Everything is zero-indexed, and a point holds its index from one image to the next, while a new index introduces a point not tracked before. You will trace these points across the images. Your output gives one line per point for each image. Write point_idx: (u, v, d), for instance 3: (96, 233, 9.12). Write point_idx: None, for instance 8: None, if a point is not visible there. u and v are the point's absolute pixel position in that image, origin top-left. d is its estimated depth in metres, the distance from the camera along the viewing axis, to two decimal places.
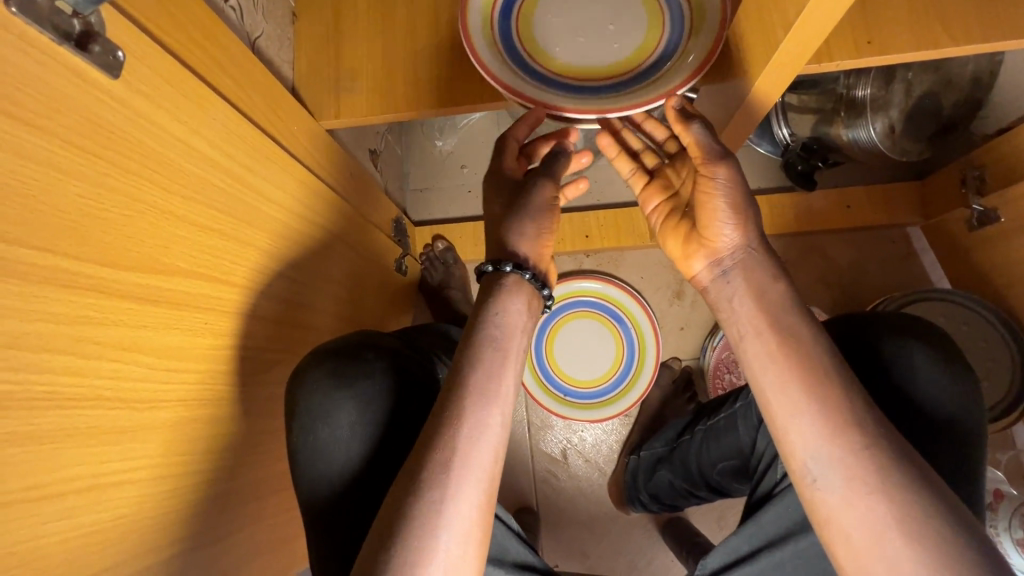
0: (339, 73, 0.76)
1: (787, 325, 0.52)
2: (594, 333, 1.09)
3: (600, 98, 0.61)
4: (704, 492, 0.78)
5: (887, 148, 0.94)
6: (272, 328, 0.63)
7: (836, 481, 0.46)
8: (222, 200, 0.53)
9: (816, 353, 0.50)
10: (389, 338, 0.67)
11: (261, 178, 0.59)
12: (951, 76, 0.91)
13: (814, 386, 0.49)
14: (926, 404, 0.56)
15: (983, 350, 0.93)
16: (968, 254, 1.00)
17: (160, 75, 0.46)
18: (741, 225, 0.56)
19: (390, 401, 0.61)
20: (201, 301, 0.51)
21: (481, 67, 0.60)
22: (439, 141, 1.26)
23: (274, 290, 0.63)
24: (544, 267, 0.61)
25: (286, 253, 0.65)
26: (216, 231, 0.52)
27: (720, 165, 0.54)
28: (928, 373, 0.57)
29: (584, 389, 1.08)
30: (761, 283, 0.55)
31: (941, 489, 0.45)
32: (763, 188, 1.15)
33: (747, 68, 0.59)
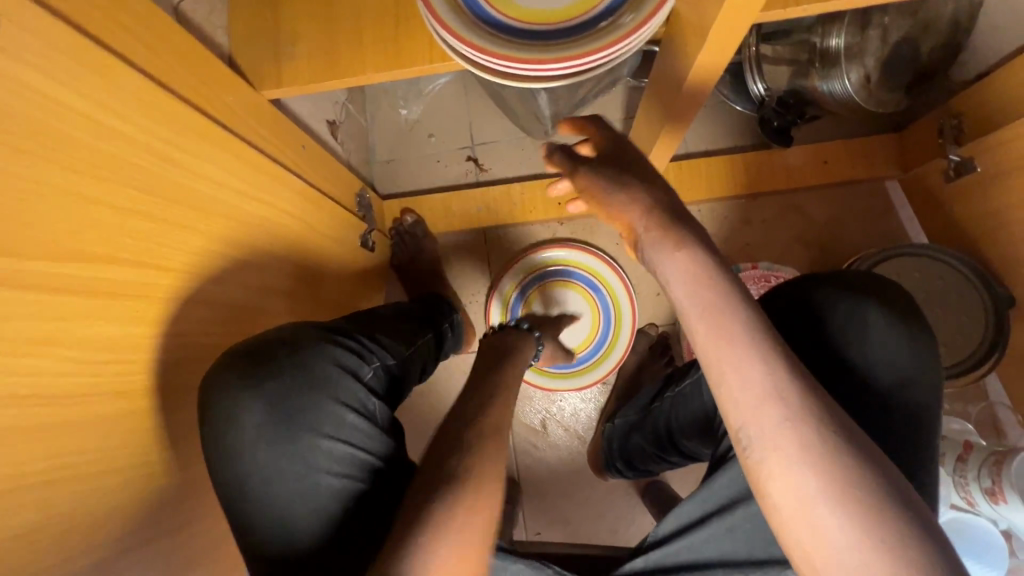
0: (277, 36, 0.70)
1: (713, 296, 0.49)
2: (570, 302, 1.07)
3: (554, 44, 0.57)
4: (673, 457, 0.78)
5: (862, 100, 0.91)
6: (224, 314, 0.61)
7: (767, 449, 0.45)
8: (146, 179, 0.49)
9: (749, 322, 0.48)
10: (313, 330, 0.62)
11: (194, 156, 0.56)
12: (928, 20, 0.87)
13: (740, 357, 0.47)
14: (880, 370, 0.55)
15: (955, 304, 0.93)
16: (945, 207, 0.98)
17: (49, 43, 0.41)
18: (635, 196, 0.55)
19: (299, 403, 0.57)
20: (133, 287, 0.48)
21: (431, 15, 0.57)
22: (405, 109, 1.20)
23: (223, 274, 0.60)
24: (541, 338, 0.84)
25: (236, 234, 0.62)
26: (143, 214, 0.49)
27: (578, 175, 0.59)
28: (880, 342, 0.55)
29: (560, 358, 1.07)
30: (685, 255, 0.51)
31: (872, 457, 0.45)
32: (738, 146, 1.12)
33: (703, 16, 0.55)
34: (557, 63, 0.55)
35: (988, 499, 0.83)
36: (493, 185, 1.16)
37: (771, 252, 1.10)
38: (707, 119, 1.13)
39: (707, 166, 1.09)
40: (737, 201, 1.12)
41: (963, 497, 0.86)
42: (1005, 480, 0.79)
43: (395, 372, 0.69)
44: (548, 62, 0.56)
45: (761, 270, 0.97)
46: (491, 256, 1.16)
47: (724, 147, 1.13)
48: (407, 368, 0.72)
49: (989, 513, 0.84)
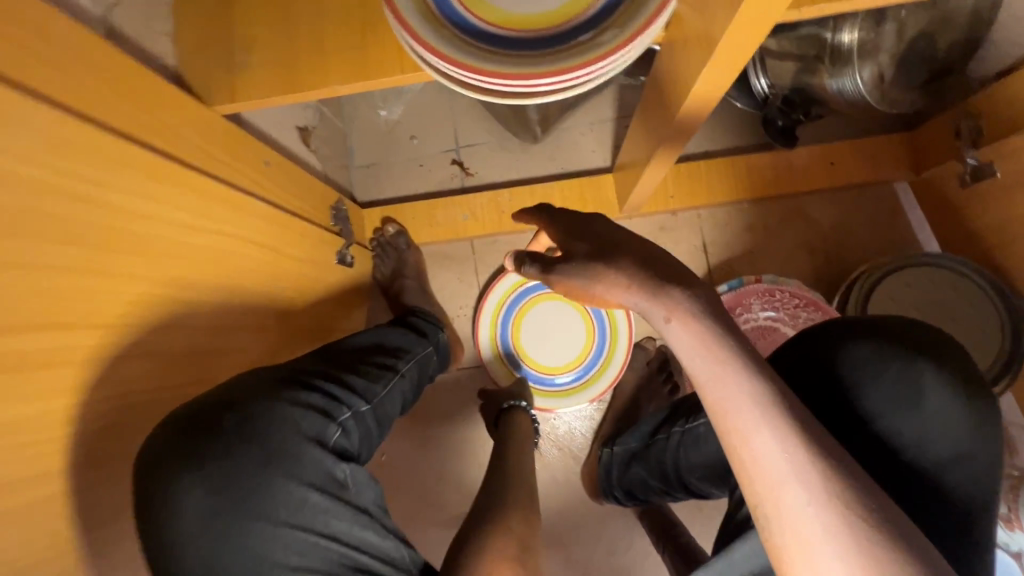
0: (229, 44, 0.62)
1: (720, 372, 0.47)
2: (564, 316, 1.02)
3: (539, 56, 0.50)
4: (679, 493, 0.75)
5: (873, 100, 0.85)
6: (174, 365, 0.55)
7: (788, 533, 0.43)
8: (65, 226, 0.42)
9: (760, 396, 0.47)
10: (264, 393, 0.56)
11: (129, 191, 0.48)
12: (948, 13, 0.79)
13: (750, 428, 0.46)
14: (933, 436, 0.51)
15: (971, 317, 0.88)
16: (960, 213, 0.93)
17: None
18: (613, 279, 0.51)
19: (250, 484, 0.51)
20: (59, 354, 0.42)
21: (397, 22, 0.50)
22: (384, 110, 1.13)
23: (173, 320, 0.54)
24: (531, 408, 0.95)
25: (189, 274, 0.55)
26: (66, 268, 0.42)
27: (552, 274, 0.54)
28: (933, 406, 0.52)
29: (553, 376, 1.01)
30: (679, 330, 0.48)
31: (905, 537, 0.42)
32: (740, 146, 1.06)
33: (710, 24, 0.48)
34: (542, 78, 0.48)
35: (1004, 526, 0.79)
36: (480, 191, 1.09)
37: (775, 260, 1.04)
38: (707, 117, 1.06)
39: (706, 169, 1.02)
40: (740, 205, 1.05)
41: None
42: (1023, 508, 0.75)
43: (364, 422, 0.64)
44: (533, 76, 0.49)
45: (765, 284, 0.91)
46: (479, 268, 1.09)
47: (725, 148, 1.06)
48: (381, 411, 0.68)
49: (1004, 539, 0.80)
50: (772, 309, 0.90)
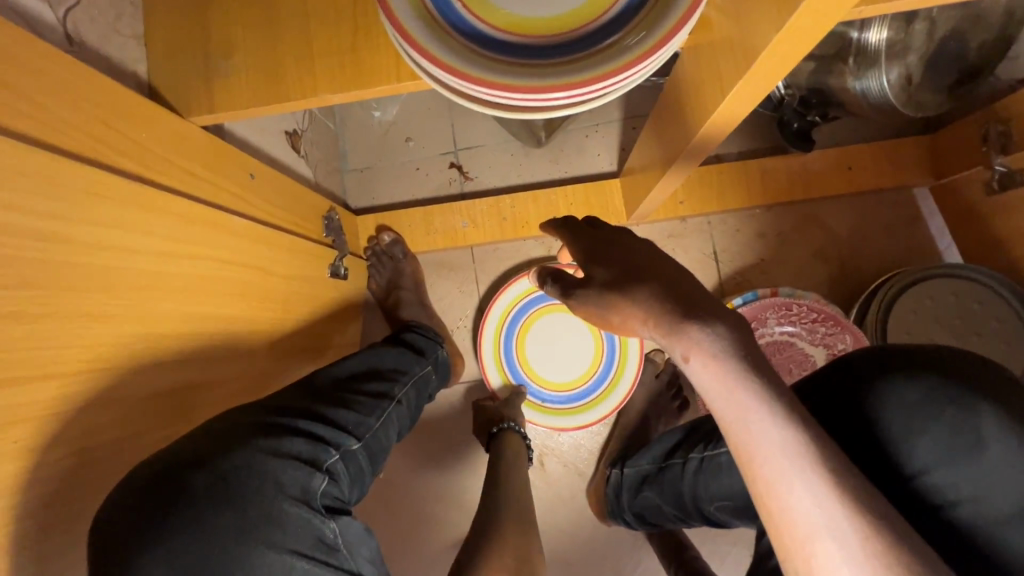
0: (207, 50, 0.56)
1: (742, 411, 0.38)
2: (572, 330, 0.97)
3: (551, 65, 0.45)
4: (695, 521, 0.72)
5: (900, 104, 0.81)
6: (148, 408, 0.50)
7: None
8: (18, 267, 0.37)
9: (811, 449, 0.36)
10: (240, 444, 0.52)
11: (93, 220, 0.43)
12: (981, 11, 0.73)
13: (778, 474, 0.36)
14: (987, 486, 0.47)
15: (996, 332, 0.84)
16: (985, 222, 0.88)
17: None
18: (632, 306, 0.43)
19: (218, 555, 0.46)
20: (13, 413, 0.37)
21: (393, 26, 0.44)
22: (379, 112, 1.07)
23: (146, 360, 0.49)
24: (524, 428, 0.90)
25: (164, 308, 0.50)
26: (15, 317, 0.37)
27: (569, 296, 0.49)
28: (988, 455, 0.48)
29: (560, 393, 0.97)
30: (697, 368, 0.39)
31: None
32: (752, 150, 1.01)
33: (744, 33, 0.43)
34: (558, 90, 0.43)
35: None
36: (480, 196, 1.04)
37: (788, 268, 1.00)
38: None
39: (720, 171, 0.97)
40: (751, 211, 1.01)
41: None
42: None
43: (355, 462, 0.60)
44: (547, 87, 0.43)
45: (781, 298, 0.86)
46: (479, 278, 1.04)
47: (737, 151, 1.01)
48: (375, 446, 0.64)
49: None
50: (788, 324, 0.86)
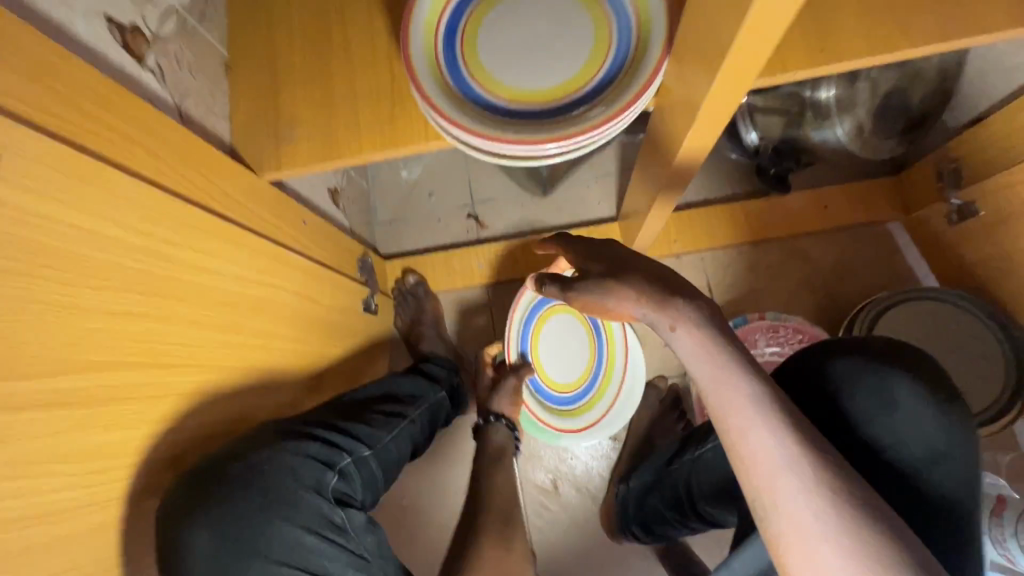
0: (277, 123, 0.71)
1: (717, 370, 0.51)
2: (575, 337, 1.03)
3: (545, 125, 0.58)
4: (695, 522, 0.79)
5: (857, 147, 0.94)
6: (217, 404, 0.60)
7: (786, 525, 0.46)
8: (145, 280, 0.49)
9: (765, 399, 0.50)
10: (265, 444, 0.60)
11: (193, 248, 0.56)
12: (918, 70, 0.87)
13: (744, 423, 0.49)
14: (906, 443, 0.55)
15: (972, 347, 0.91)
16: (953, 248, 0.97)
17: (49, 165, 0.41)
18: (622, 293, 0.55)
19: (248, 530, 0.55)
20: (130, 391, 0.48)
21: (424, 100, 0.58)
22: (405, 172, 1.23)
23: (219, 361, 0.59)
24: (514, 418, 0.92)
25: (234, 320, 0.62)
26: (140, 314, 0.48)
27: (569, 287, 0.59)
28: (905, 417, 0.56)
29: (555, 392, 1.03)
30: (680, 336, 0.53)
31: (896, 527, 0.44)
32: (736, 194, 1.13)
33: (689, 93, 0.55)
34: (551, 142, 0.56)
35: None
36: (494, 240, 1.17)
37: (779, 298, 1.09)
38: (704, 169, 1.13)
39: (706, 215, 1.10)
40: (739, 247, 1.10)
41: (1001, 553, 0.83)
42: None
43: (366, 468, 0.67)
44: (541, 139, 0.57)
45: (768, 321, 0.95)
46: (495, 311, 1.14)
47: (723, 194, 1.13)
48: (386, 457, 0.71)
49: None
50: (776, 345, 0.94)
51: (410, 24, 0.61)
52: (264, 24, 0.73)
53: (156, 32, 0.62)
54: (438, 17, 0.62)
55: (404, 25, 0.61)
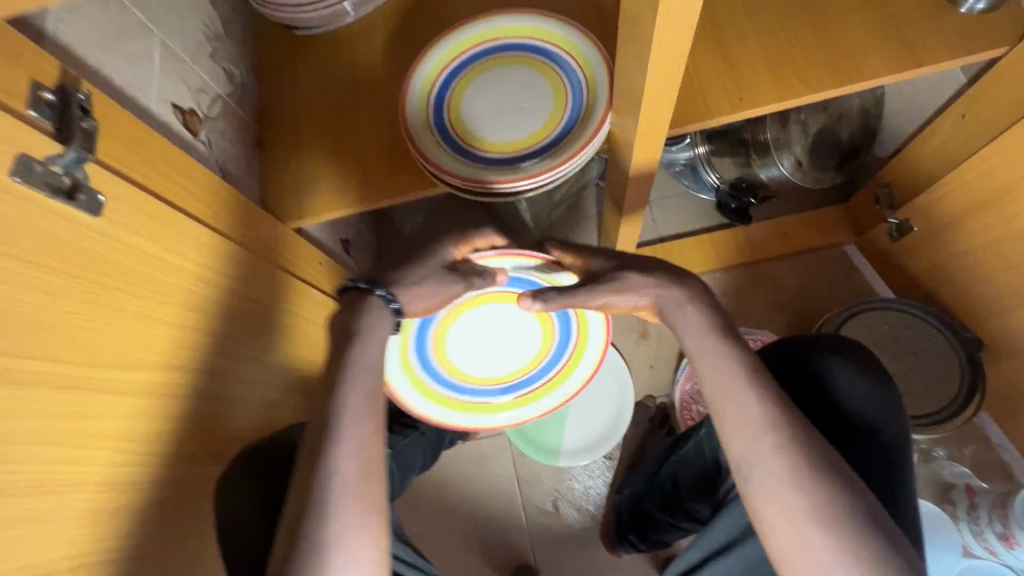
0: (301, 180, 0.86)
1: (710, 347, 0.62)
2: (518, 344, 0.79)
3: (517, 168, 0.75)
4: (685, 523, 0.85)
5: (799, 180, 1.04)
6: (238, 413, 0.69)
7: (764, 474, 0.56)
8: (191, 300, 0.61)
9: (748, 372, 0.60)
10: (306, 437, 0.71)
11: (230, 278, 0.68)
12: (840, 112, 1.04)
13: (734, 395, 0.59)
14: (852, 415, 0.67)
15: (930, 351, 0.99)
16: (900, 262, 1.08)
17: (131, 207, 0.54)
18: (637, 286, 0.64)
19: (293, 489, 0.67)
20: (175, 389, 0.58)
21: (423, 157, 0.74)
22: (409, 224, 1.38)
23: (237, 374, 0.69)
24: (406, 297, 0.63)
25: (254, 337, 0.72)
26: (188, 326, 0.60)
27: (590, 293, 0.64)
28: (847, 394, 0.68)
29: (445, 375, 0.78)
30: (678, 312, 0.64)
31: (850, 480, 0.55)
32: (705, 228, 1.24)
33: (627, 133, 0.69)
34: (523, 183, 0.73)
35: (1005, 543, 0.89)
36: None
37: (752, 318, 1.18)
38: (675, 207, 1.26)
39: (679, 247, 1.21)
40: (712, 275, 1.21)
41: (984, 546, 0.92)
42: (1014, 520, 0.87)
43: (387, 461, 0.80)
44: (516, 180, 0.73)
45: None
46: None
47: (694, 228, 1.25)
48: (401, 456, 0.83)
49: (1011, 558, 0.89)
50: None
51: (408, 94, 0.77)
52: (287, 101, 0.89)
53: (208, 114, 0.77)
54: (429, 88, 0.78)
55: (403, 96, 0.77)
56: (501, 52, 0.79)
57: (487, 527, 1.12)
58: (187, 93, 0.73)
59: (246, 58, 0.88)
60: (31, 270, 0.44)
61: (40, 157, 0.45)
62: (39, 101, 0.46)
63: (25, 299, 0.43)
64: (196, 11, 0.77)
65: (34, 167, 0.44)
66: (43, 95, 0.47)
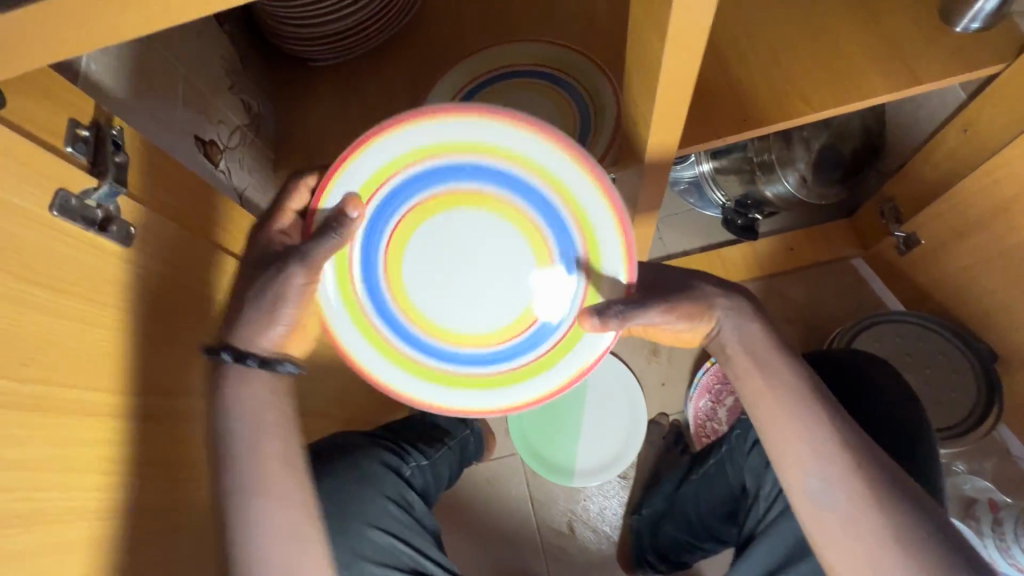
0: None
1: (754, 368, 0.63)
2: (508, 270, 0.60)
3: None
4: (706, 543, 0.85)
5: (804, 196, 1.06)
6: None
7: (832, 498, 0.57)
8: None
9: (802, 392, 0.61)
10: (358, 445, 0.80)
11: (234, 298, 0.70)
12: (843, 130, 1.06)
13: (792, 413, 0.60)
14: (894, 416, 0.74)
15: (943, 363, 0.99)
16: (909, 276, 1.08)
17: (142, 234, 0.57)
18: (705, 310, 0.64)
19: (345, 495, 0.74)
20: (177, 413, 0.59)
21: None
22: None
23: None
24: (279, 346, 0.59)
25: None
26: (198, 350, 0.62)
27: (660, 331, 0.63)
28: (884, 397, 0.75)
29: (410, 318, 0.60)
30: (720, 332, 0.65)
31: (912, 499, 0.56)
32: (711, 244, 1.25)
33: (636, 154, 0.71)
34: None
35: None
36: None
37: None
38: (680, 224, 1.27)
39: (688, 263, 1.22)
40: None
41: (1012, 564, 0.89)
42: None
43: (427, 470, 0.85)
44: None
45: None
46: None
47: (700, 244, 1.26)
48: (438, 467, 0.87)
49: None
50: None
51: None
52: (302, 127, 0.91)
53: (229, 145, 0.80)
54: None
55: None
56: (513, 79, 0.83)
57: (500, 549, 1.11)
58: (209, 125, 0.76)
59: (262, 89, 0.91)
60: (53, 298, 0.46)
61: (75, 192, 0.48)
62: (77, 139, 0.49)
63: (48, 328, 0.45)
64: (219, 44, 0.79)
65: (71, 202, 0.47)
66: (80, 132, 0.50)
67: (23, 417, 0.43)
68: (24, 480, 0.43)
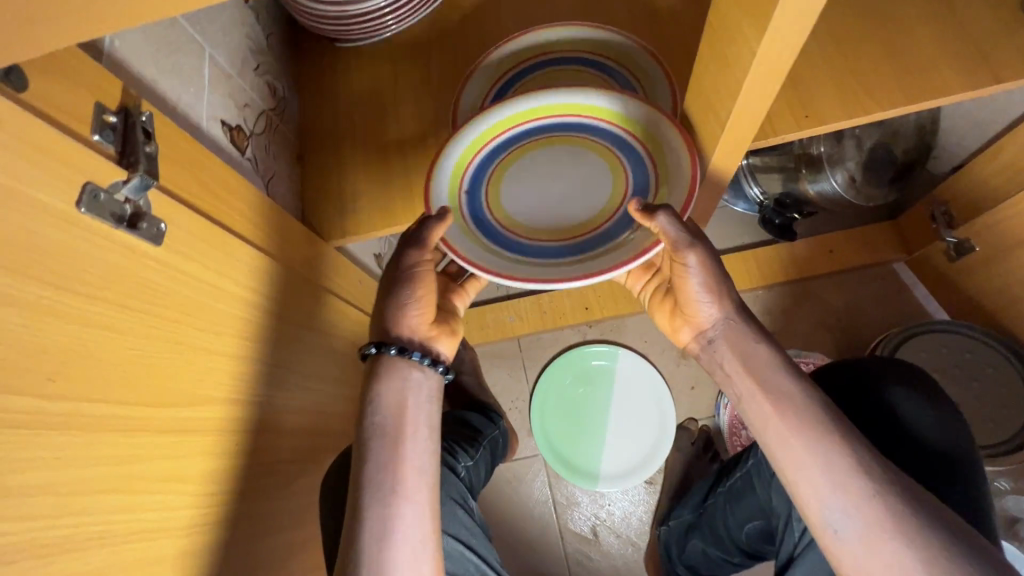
0: (344, 196, 0.83)
1: (758, 384, 0.59)
2: (586, 192, 0.64)
3: None
4: (739, 558, 0.83)
5: (851, 197, 1.01)
6: (275, 440, 0.67)
7: (854, 528, 0.52)
8: (230, 324, 0.59)
9: (807, 413, 0.57)
10: None
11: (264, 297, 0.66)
12: (895, 128, 1.00)
13: (804, 435, 0.56)
14: (929, 436, 0.69)
15: (991, 376, 0.95)
16: (958, 283, 1.04)
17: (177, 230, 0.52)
18: (719, 302, 0.62)
19: None
20: (212, 423, 0.55)
21: None
22: None
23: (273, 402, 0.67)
24: (427, 336, 0.62)
25: (282, 364, 0.70)
26: (227, 355, 0.58)
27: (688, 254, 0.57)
28: (915, 413, 0.70)
29: (498, 225, 0.63)
30: (719, 346, 0.62)
31: (948, 527, 0.51)
32: (747, 244, 1.19)
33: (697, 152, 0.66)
34: None
35: None
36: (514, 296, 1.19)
37: (797, 340, 1.14)
38: (714, 221, 1.21)
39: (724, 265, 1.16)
40: (755, 292, 1.17)
41: None
42: None
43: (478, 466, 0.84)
44: None
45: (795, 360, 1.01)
46: (526, 363, 1.16)
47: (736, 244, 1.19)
48: (481, 468, 0.85)
49: None
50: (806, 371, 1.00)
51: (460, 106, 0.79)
52: (328, 113, 0.86)
53: (254, 131, 0.75)
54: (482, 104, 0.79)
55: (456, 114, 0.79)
56: (558, 66, 0.78)
57: (523, 552, 1.08)
58: (234, 108, 0.71)
59: (285, 69, 0.85)
60: (88, 306, 0.41)
61: (104, 186, 0.44)
62: (103, 126, 0.45)
63: (85, 339, 0.41)
64: (241, 22, 0.73)
65: (99, 198, 0.43)
66: (108, 118, 0.46)
67: (59, 440, 0.39)
68: (66, 510, 0.39)
